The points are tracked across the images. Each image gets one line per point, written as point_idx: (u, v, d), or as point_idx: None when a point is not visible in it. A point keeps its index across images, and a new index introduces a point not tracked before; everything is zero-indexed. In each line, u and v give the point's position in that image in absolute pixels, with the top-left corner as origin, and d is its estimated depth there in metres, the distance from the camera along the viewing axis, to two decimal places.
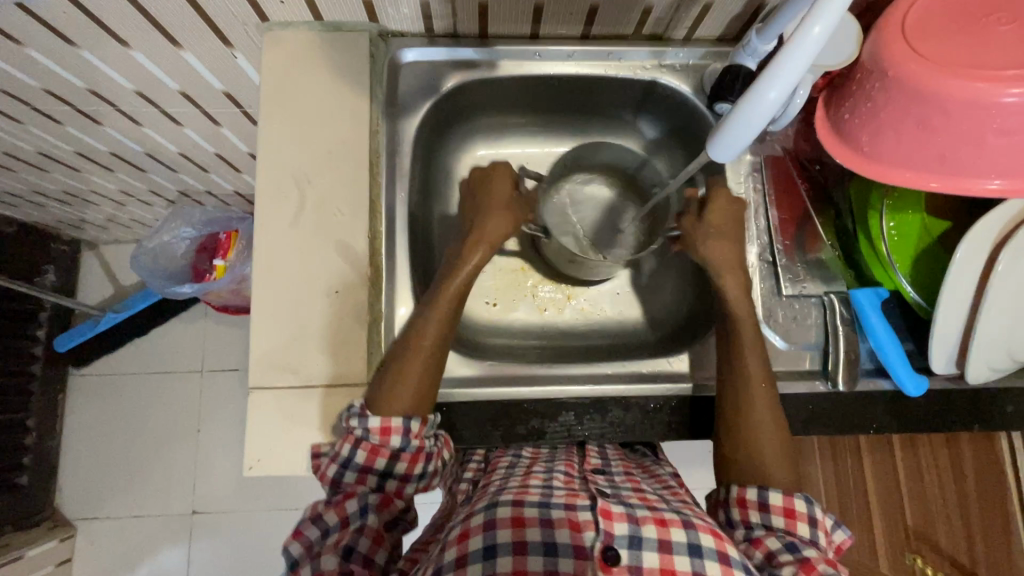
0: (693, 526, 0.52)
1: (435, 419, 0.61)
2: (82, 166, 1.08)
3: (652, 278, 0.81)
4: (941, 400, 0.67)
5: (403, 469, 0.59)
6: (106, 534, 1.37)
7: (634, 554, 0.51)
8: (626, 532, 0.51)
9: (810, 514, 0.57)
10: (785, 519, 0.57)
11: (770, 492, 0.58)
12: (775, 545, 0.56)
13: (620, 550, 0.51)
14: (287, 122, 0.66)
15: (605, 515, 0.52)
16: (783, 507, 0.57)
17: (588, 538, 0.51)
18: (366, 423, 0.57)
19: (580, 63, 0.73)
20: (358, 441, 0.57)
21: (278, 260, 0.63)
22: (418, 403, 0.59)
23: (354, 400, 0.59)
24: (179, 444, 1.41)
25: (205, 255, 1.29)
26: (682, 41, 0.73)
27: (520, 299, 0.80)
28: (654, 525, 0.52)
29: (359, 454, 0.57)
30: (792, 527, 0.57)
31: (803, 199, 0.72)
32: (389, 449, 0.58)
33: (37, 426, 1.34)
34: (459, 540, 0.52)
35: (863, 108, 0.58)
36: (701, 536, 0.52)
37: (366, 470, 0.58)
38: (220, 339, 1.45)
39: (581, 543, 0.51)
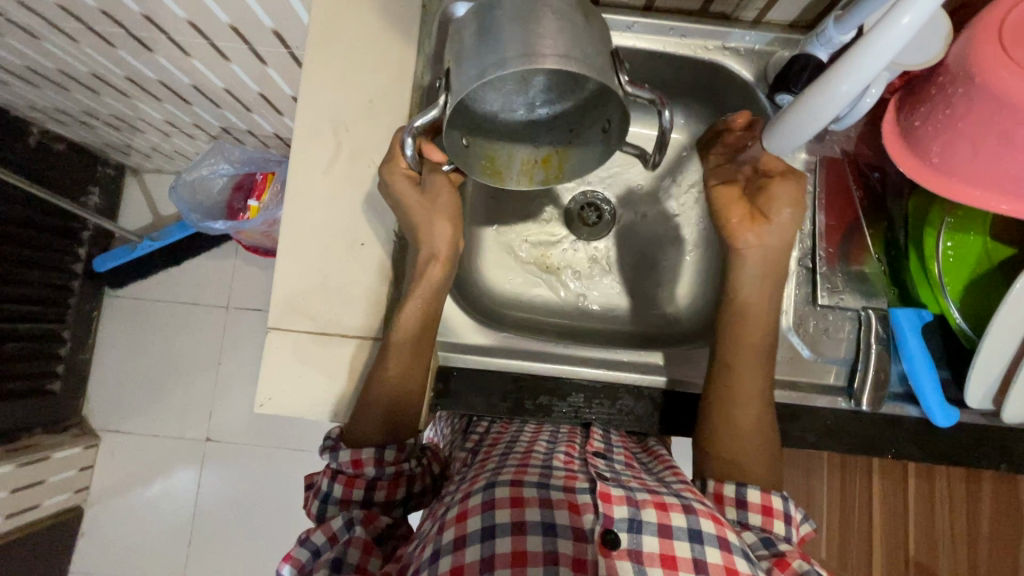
0: (693, 511, 0.51)
1: (413, 446, 0.62)
2: (131, 93, 1.10)
3: (656, 268, 0.79)
4: (971, 435, 0.63)
5: (383, 496, 0.59)
6: (126, 447, 1.44)
7: (634, 538, 0.49)
8: (626, 515, 0.50)
9: (786, 511, 0.57)
10: (762, 516, 0.56)
11: (748, 489, 0.58)
12: (751, 538, 0.55)
13: (619, 534, 0.49)
14: (330, 66, 0.65)
15: (604, 498, 0.51)
16: (761, 503, 0.57)
17: (587, 521, 0.50)
18: (337, 456, 0.59)
19: (638, 36, 0.69)
20: (336, 474, 0.59)
21: (308, 205, 0.63)
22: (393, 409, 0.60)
23: (330, 430, 0.62)
24: (199, 373, 1.46)
25: (241, 194, 1.35)
26: (750, 24, 0.69)
27: (521, 269, 0.78)
28: (654, 509, 0.51)
29: (337, 486, 0.59)
30: (768, 524, 0.56)
31: (856, 206, 0.68)
32: (364, 480, 0.59)
33: (72, 339, 1.41)
34: (457, 521, 0.51)
35: (940, 116, 0.53)
36: (700, 522, 0.50)
37: (346, 502, 0.59)
38: (248, 278, 1.49)
39: (580, 526, 0.50)
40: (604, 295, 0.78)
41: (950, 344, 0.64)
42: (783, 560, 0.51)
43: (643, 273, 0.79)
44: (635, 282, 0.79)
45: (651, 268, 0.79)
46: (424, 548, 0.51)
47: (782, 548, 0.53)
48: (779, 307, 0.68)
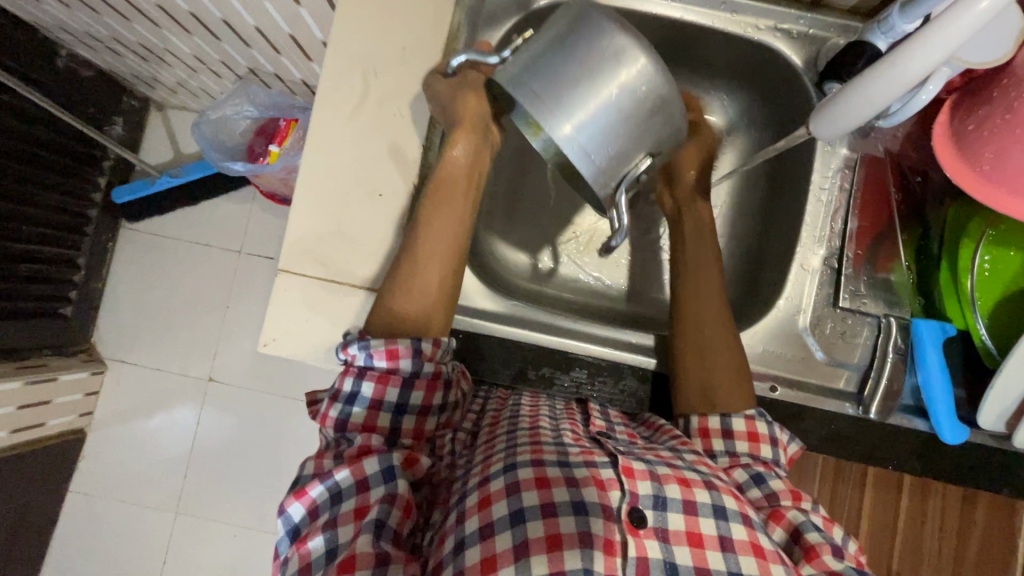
0: (714, 487, 0.50)
1: (447, 344, 0.57)
2: (162, 22, 1.08)
3: (676, 254, 0.77)
4: (979, 455, 0.62)
5: (420, 398, 0.53)
6: (131, 378, 1.47)
7: (659, 516, 0.48)
8: (650, 492, 0.48)
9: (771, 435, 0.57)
10: (749, 443, 0.56)
11: (733, 418, 0.57)
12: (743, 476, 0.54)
13: (644, 512, 0.48)
14: (365, 7, 0.62)
15: (627, 474, 0.49)
16: (747, 431, 0.57)
17: (613, 499, 0.48)
18: (366, 348, 0.52)
19: (686, 8, 0.66)
20: (363, 372, 0.53)
21: (329, 149, 0.62)
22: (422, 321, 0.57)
23: (349, 331, 0.56)
24: (207, 314, 1.48)
25: (263, 139, 1.34)
26: (807, 6, 0.65)
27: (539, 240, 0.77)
28: (678, 485, 0.49)
29: (367, 384, 0.52)
30: (755, 450, 0.56)
31: (891, 211, 0.66)
32: (400, 376, 0.53)
33: (86, 267, 1.42)
34: (480, 509, 0.47)
35: (997, 120, 0.51)
36: (723, 497, 0.49)
37: (376, 404, 0.53)
38: (262, 225, 1.49)
39: (608, 503, 0.48)
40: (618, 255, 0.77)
41: (970, 361, 0.62)
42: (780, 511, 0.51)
43: (662, 260, 0.77)
44: (650, 263, 0.77)
45: (670, 254, 0.77)
46: (444, 541, 0.48)
47: (774, 485, 0.53)
48: (798, 306, 0.66)
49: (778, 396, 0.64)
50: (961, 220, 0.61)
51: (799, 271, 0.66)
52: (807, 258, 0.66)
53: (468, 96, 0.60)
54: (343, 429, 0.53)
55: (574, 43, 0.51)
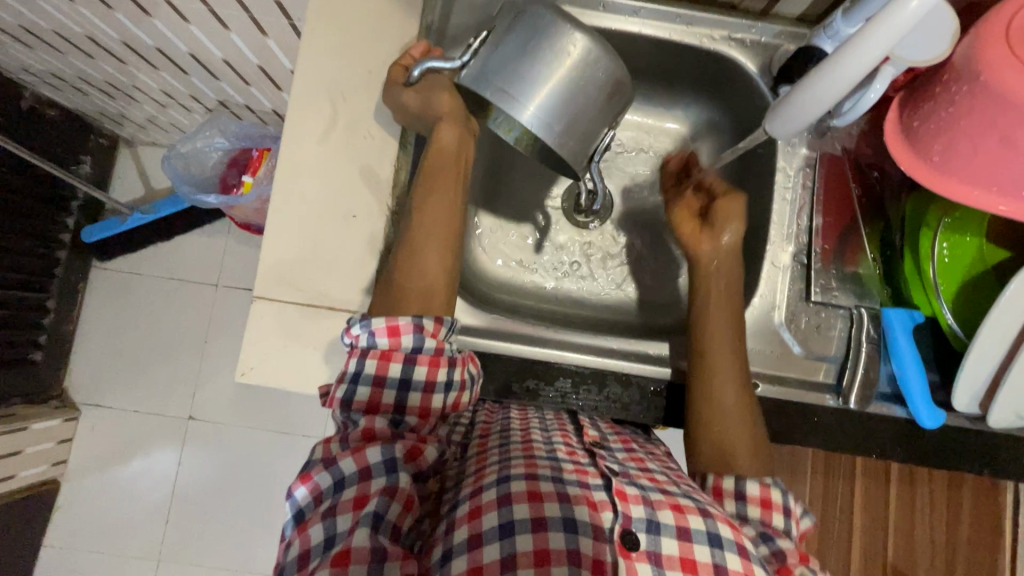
0: (710, 515, 0.49)
1: (450, 323, 0.55)
2: (127, 59, 1.08)
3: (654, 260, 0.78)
4: (957, 438, 0.63)
5: (424, 376, 0.52)
6: (107, 422, 1.42)
7: (653, 540, 0.47)
8: (643, 515, 0.48)
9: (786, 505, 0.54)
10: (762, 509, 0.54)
11: (747, 482, 0.55)
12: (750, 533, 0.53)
13: (637, 535, 0.47)
14: (331, 33, 0.64)
15: (620, 496, 0.49)
16: (760, 497, 0.54)
17: (606, 520, 0.48)
18: (369, 327, 0.52)
19: (644, 22, 0.68)
20: (366, 352, 0.52)
21: (300, 175, 0.62)
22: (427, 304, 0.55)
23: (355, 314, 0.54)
24: (186, 351, 1.44)
25: (236, 170, 1.33)
26: (757, 16, 0.68)
27: (518, 254, 0.78)
28: (672, 511, 0.49)
29: (369, 363, 0.52)
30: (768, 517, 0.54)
31: (853, 206, 0.68)
32: (402, 352, 0.52)
33: (56, 310, 1.39)
34: (470, 519, 0.47)
35: (942, 114, 0.53)
36: (718, 526, 0.49)
37: (380, 382, 0.52)
38: (239, 256, 1.47)
39: (599, 524, 0.48)
40: (585, 234, 0.79)
41: (940, 346, 0.63)
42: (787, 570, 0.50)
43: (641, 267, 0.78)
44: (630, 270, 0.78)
45: (648, 261, 0.78)
46: (433, 548, 0.47)
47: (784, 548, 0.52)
48: (771, 303, 0.67)
49: (760, 392, 0.65)
50: (919, 210, 0.63)
51: (769, 269, 0.68)
52: (776, 256, 0.68)
53: (454, 115, 0.60)
54: (349, 411, 0.52)
55: (531, 33, 0.53)
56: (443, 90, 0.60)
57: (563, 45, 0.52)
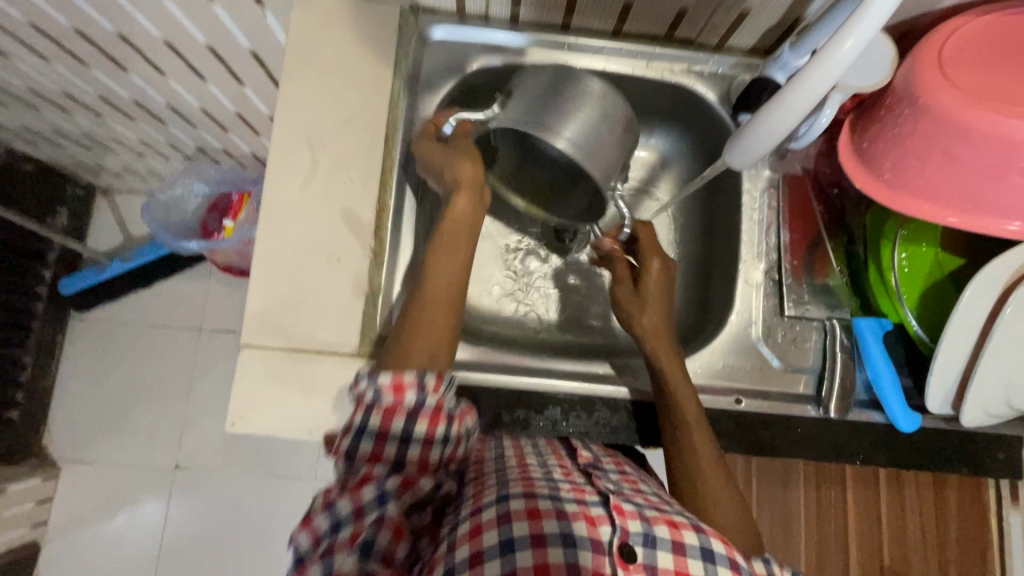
0: (703, 531, 0.49)
1: (450, 380, 0.56)
2: (103, 111, 1.09)
3: None
4: (935, 439, 0.65)
5: (424, 431, 0.53)
6: (89, 477, 1.38)
7: (649, 553, 0.48)
8: (640, 529, 0.49)
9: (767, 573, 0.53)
10: None
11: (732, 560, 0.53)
12: None
13: (634, 548, 0.48)
14: (308, 84, 0.66)
15: (617, 511, 0.49)
16: None
17: (604, 533, 0.48)
18: (376, 382, 0.52)
19: (608, 59, 0.72)
20: (371, 407, 0.52)
21: (283, 222, 0.63)
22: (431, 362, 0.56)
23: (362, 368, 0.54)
24: (169, 398, 1.42)
25: (216, 214, 1.31)
26: (714, 48, 0.72)
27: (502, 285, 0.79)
28: (667, 526, 0.49)
29: (372, 418, 0.52)
30: None
31: (817, 222, 0.71)
32: (406, 407, 0.52)
33: (34, 365, 1.35)
34: (471, 537, 0.48)
35: (888, 135, 0.57)
36: (712, 542, 0.49)
37: (383, 436, 0.52)
38: (222, 299, 1.46)
39: (597, 538, 0.48)
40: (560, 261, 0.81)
41: (910, 351, 0.66)
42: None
43: None
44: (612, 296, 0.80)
45: None
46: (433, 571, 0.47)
47: None
48: (748, 319, 0.70)
49: (744, 408, 0.66)
50: (877, 223, 0.67)
51: (743, 287, 0.70)
52: (749, 273, 0.71)
53: (471, 186, 0.62)
54: (351, 461, 0.53)
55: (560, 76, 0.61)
56: (465, 161, 0.61)
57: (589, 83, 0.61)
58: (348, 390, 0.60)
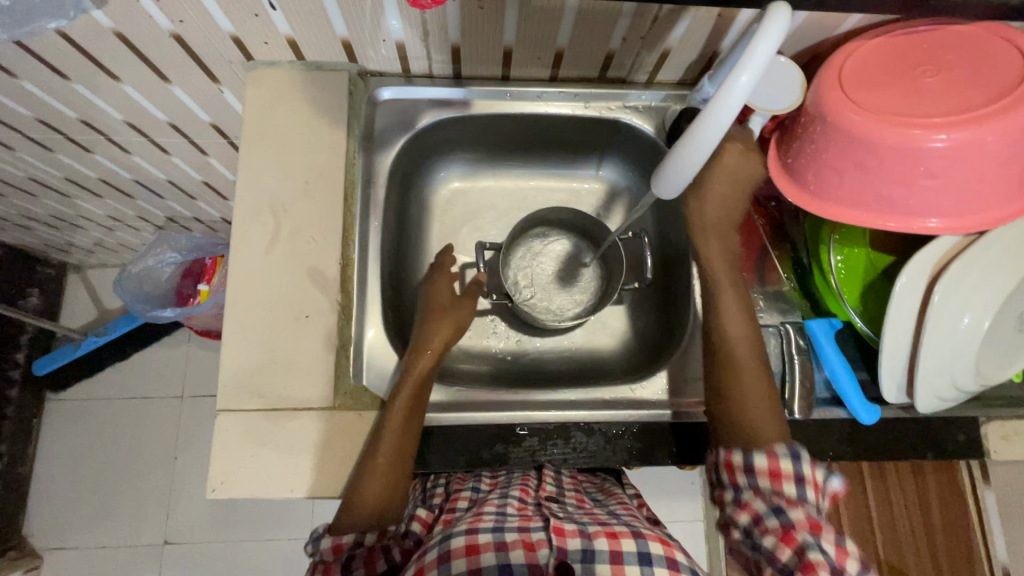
0: (642, 535, 0.55)
1: (398, 529, 0.60)
2: (70, 192, 1.11)
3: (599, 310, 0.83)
4: (897, 429, 0.68)
5: None
6: (73, 564, 1.33)
7: (588, 567, 0.52)
8: (579, 546, 0.53)
9: (798, 473, 0.57)
10: (772, 480, 0.57)
11: (755, 456, 0.58)
12: (762, 507, 0.56)
13: (573, 565, 0.52)
14: (267, 153, 0.69)
15: (557, 532, 0.54)
16: (768, 467, 0.57)
17: (542, 556, 0.53)
18: (319, 544, 0.57)
19: (549, 103, 0.77)
20: (316, 566, 0.57)
21: (251, 285, 0.65)
22: (384, 508, 0.58)
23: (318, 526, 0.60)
24: (154, 471, 1.39)
25: (190, 280, 1.31)
26: (644, 84, 0.77)
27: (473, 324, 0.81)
28: (606, 537, 0.54)
29: None
30: (779, 486, 0.57)
31: (760, 234, 0.76)
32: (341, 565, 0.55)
33: (10, 452, 1.32)
34: None
35: (806, 151, 0.61)
36: (650, 544, 0.54)
37: None
38: (202, 364, 1.45)
39: (535, 561, 0.53)
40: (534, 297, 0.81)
41: (863, 346, 0.70)
42: (790, 537, 0.53)
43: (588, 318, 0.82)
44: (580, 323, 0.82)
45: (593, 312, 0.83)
46: None
47: (793, 517, 0.54)
48: None
49: None
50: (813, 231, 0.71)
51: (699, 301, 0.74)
52: None
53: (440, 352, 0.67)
54: None
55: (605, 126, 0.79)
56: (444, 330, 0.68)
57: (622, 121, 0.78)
58: (326, 445, 0.61)
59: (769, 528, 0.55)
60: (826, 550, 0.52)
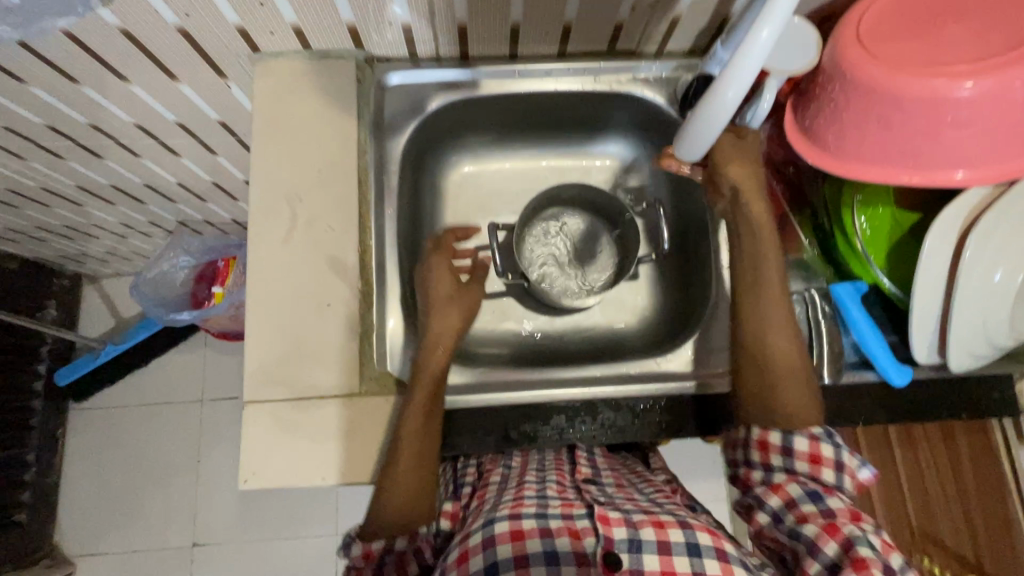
0: (689, 526, 0.55)
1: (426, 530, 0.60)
2: (82, 200, 1.11)
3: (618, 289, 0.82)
4: (930, 390, 0.67)
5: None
6: (107, 569, 1.35)
7: (635, 558, 0.53)
8: (626, 536, 0.54)
9: (836, 459, 0.59)
10: (811, 464, 0.59)
11: (795, 437, 0.59)
12: (795, 490, 0.59)
13: (620, 555, 0.53)
14: (279, 144, 0.69)
15: (603, 521, 0.55)
16: (808, 451, 0.59)
17: (588, 544, 0.54)
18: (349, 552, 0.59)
19: (558, 80, 0.76)
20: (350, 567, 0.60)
21: (272, 276, 0.65)
22: (407, 519, 0.59)
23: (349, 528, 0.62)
24: (179, 475, 1.40)
25: (205, 284, 1.32)
26: (654, 55, 0.76)
27: (494, 309, 0.81)
28: (653, 528, 0.54)
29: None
30: (816, 471, 0.59)
31: (779, 201, 0.75)
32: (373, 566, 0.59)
33: (38, 462, 1.34)
34: (458, 563, 0.54)
35: (826, 111, 0.60)
36: (697, 534, 0.54)
37: None
38: (220, 367, 1.46)
39: (581, 549, 0.54)
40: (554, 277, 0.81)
41: (891, 308, 0.68)
42: (833, 526, 0.56)
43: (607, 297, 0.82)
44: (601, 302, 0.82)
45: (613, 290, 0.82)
46: None
47: (831, 504, 0.57)
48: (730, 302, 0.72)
49: None
50: (833, 193, 0.69)
51: (720, 271, 0.73)
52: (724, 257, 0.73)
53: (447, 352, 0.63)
54: None
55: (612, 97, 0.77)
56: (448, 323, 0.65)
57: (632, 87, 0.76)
58: (357, 431, 0.61)
59: (804, 512, 0.58)
60: (872, 542, 0.54)
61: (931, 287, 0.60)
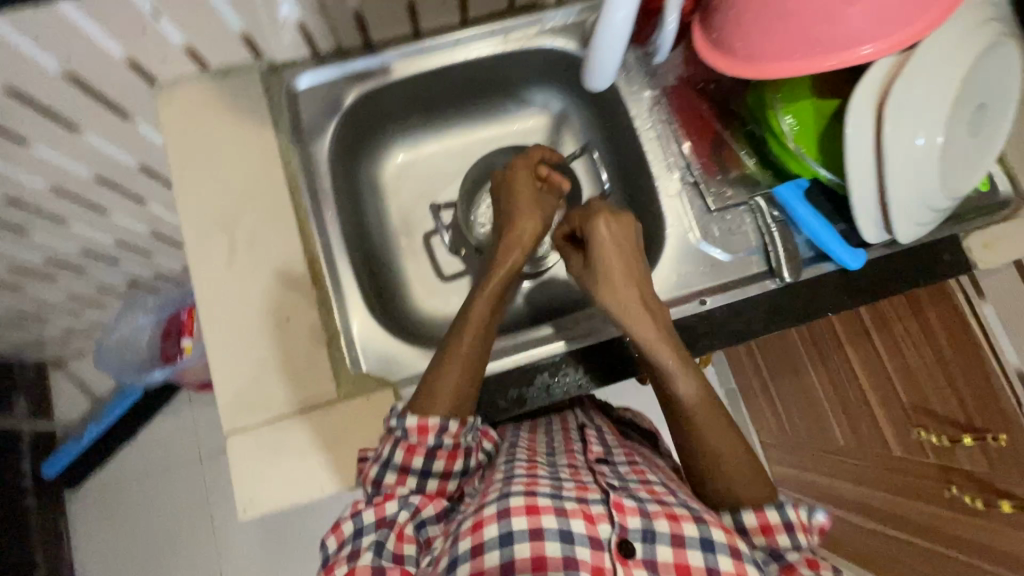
0: (704, 519, 0.49)
1: (472, 424, 0.56)
2: (21, 283, 1.07)
3: None
4: (885, 267, 0.69)
5: (442, 467, 0.54)
6: None
7: (648, 548, 0.48)
8: (639, 526, 0.48)
9: (786, 521, 0.52)
10: (764, 535, 0.53)
11: (742, 514, 0.54)
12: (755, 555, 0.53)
13: (634, 544, 0.48)
14: (200, 171, 0.67)
15: (617, 508, 0.49)
16: (758, 524, 0.53)
17: (603, 531, 0.48)
18: (405, 421, 0.54)
19: (468, 48, 0.75)
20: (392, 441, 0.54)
21: (223, 305, 0.64)
22: (459, 404, 0.56)
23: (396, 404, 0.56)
24: (195, 536, 1.37)
25: (173, 339, 1.27)
26: (557, 4, 0.76)
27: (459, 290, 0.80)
28: (666, 519, 0.49)
29: (398, 452, 0.53)
30: (773, 541, 0.52)
31: (708, 119, 0.76)
32: (426, 447, 0.53)
33: (45, 559, 1.29)
34: (472, 531, 0.48)
35: (729, 17, 0.62)
36: (711, 530, 0.49)
37: (406, 470, 0.54)
38: (210, 420, 1.43)
39: (596, 534, 0.48)
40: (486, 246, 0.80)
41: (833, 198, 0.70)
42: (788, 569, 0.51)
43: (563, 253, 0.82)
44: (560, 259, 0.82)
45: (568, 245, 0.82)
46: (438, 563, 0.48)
47: (789, 559, 0.51)
48: (683, 227, 0.73)
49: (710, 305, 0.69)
50: (752, 101, 0.71)
51: (667, 198, 0.74)
52: (667, 185, 0.74)
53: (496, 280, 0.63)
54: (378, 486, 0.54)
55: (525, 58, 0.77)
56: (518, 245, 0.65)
57: (543, 39, 0.76)
58: (345, 436, 0.61)
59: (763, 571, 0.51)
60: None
61: (860, 167, 0.62)
